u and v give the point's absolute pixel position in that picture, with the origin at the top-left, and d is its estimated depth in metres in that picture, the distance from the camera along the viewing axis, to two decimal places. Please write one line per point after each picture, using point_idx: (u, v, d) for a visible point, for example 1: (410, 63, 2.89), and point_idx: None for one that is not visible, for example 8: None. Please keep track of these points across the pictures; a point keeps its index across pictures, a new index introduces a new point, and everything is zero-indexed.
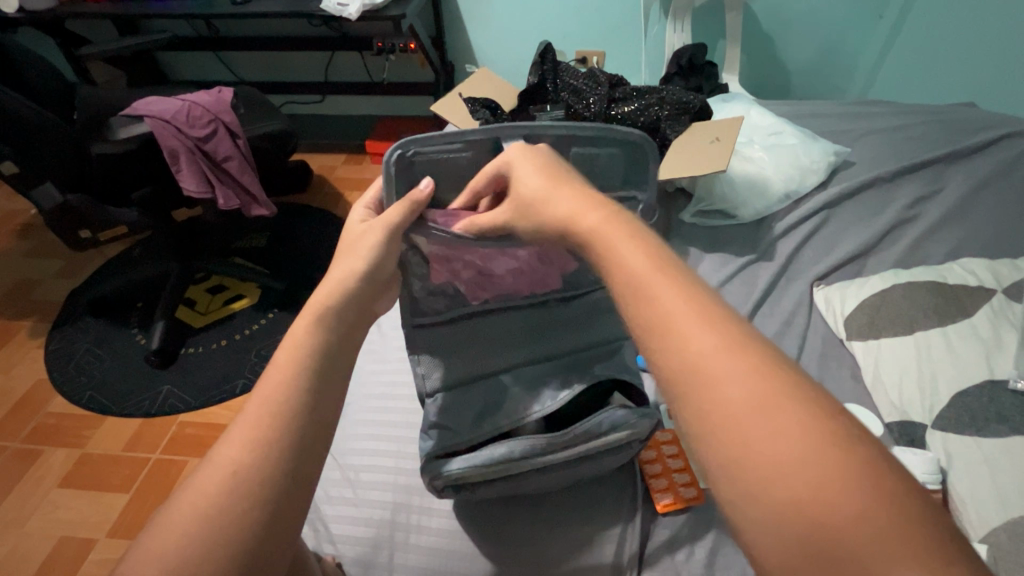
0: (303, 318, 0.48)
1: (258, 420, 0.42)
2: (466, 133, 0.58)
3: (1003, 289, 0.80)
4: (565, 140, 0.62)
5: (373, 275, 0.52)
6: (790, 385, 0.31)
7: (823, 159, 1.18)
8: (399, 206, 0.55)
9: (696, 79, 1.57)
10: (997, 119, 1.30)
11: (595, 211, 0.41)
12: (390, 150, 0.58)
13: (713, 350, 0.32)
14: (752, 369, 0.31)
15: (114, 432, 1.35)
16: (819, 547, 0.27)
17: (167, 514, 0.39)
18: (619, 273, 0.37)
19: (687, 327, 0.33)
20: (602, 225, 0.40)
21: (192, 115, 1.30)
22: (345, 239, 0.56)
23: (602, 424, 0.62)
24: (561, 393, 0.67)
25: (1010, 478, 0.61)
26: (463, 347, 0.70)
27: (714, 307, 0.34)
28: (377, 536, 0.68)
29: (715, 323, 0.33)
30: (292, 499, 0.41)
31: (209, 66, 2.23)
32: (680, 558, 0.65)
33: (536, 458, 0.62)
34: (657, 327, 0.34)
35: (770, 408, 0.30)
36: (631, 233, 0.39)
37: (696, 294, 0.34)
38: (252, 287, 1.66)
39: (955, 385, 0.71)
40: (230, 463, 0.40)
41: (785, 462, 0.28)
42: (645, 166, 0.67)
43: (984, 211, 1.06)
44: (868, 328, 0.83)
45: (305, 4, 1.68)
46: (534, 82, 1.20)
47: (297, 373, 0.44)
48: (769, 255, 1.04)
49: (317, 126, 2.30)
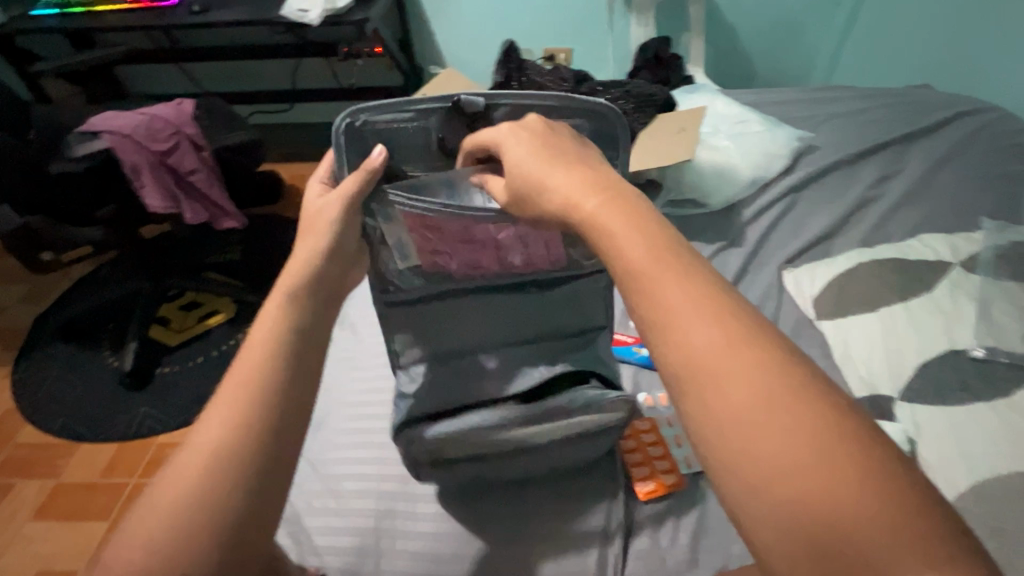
0: (275, 297, 0.47)
1: (237, 401, 0.42)
2: (418, 103, 0.62)
3: (961, 262, 0.83)
4: (520, 108, 0.62)
5: (337, 251, 0.52)
6: (793, 376, 0.31)
7: (788, 144, 1.21)
8: (354, 175, 0.57)
9: (662, 72, 1.60)
10: (948, 99, 1.36)
11: (593, 199, 0.40)
12: (341, 117, 0.61)
13: (713, 343, 0.32)
14: (753, 360, 0.31)
15: (89, 459, 1.31)
16: (820, 544, 0.27)
17: (149, 502, 0.39)
18: (620, 263, 0.36)
19: (688, 320, 0.33)
20: (600, 215, 0.39)
21: (153, 129, 1.27)
22: (305, 218, 0.55)
23: (573, 403, 0.65)
24: (533, 376, 0.68)
25: (975, 443, 0.62)
26: (442, 327, 0.70)
27: (719, 298, 0.34)
28: (361, 544, 0.67)
29: (718, 315, 0.33)
30: (275, 472, 0.41)
31: (172, 77, 2.19)
32: (664, 543, 0.66)
33: (508, 433, 0.64)
34: (657, 319, 0.34)
35: (773, 402, 0.30)
36: (633, 223, 0.37)
37: (699, 285, 0.34)
38: (226, 302, 1.63)
39: (919, 356, 0.73)
40: (210, 444, 0.40)
41: (783, 454, 0.28)
42: (611, 138, 0.66)
43: (942, 187, 1.11)
44: (834, 308, 0.85)
45: (265, 12, 1.66)
46: (500, 79, 1.19)
47: (273, 353, 0.44)
48: (739, 241, 1.05)
49: (286, 135, 2.27)
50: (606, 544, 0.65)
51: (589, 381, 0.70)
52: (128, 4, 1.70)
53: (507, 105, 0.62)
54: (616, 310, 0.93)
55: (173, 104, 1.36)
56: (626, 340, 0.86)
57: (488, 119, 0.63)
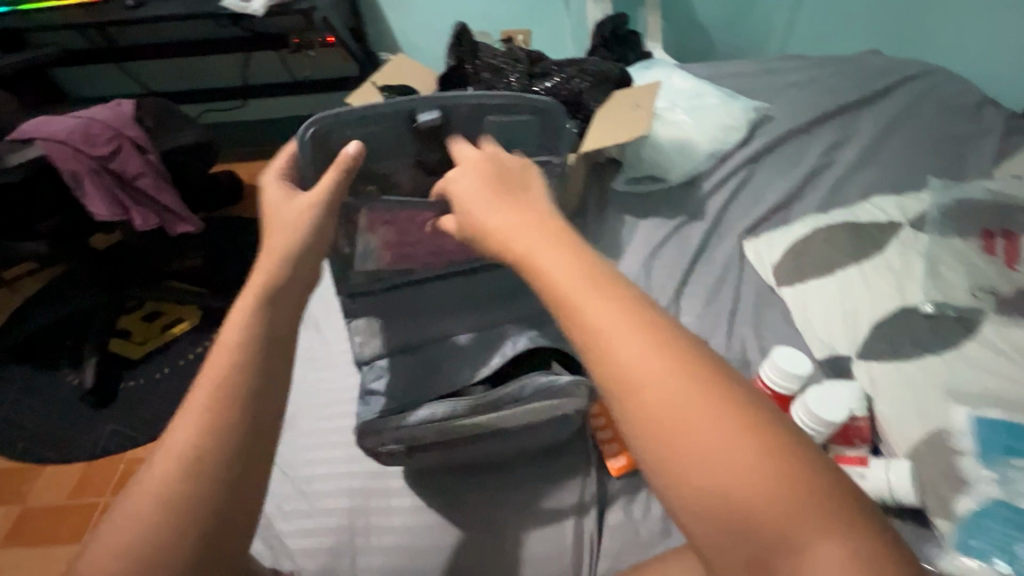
0: (244, 300, 0.46)
1: (210, 401, 0.41)
2: (371, 104, 0.59)
3: (909, 221, 0.85)
4: (479, 109, 0.62)
5: (311, 248, 0.51)
6: (711, 378, 0.34)
7: (744, 115, 1.22)
8: (333, 167, 0.55)
9: (620, 50, 1.59)
10: (895, 62, 1.39)
11: (527, 235, 0.42)
12: (302, 126, 0.58)
13: (641, 357, 0.34)
14: (674, 369, 0.33)
15: (56, 481, 1.27)
16: (744, 528, 0.30)
17: (129, 501, 0.39)
18: (550, 287, 0.38)
19: (614, 333, 0.35)
20: (535, 249, 0.41)
21: (90, 133, 1.20)
22: (266, 218, 0.54)
23: (524, 389, 0.63)
24: (493, 360, 0.68)
25: (920, 393, 0.66)
26: (404, 318, 0.73)
27: (639, 310, 0.36)
28: (336, 543, 0.66)
29: (640, 327, 0.35)
30: (252, 473, 0.41)
31: (114, 78, 2.09)
32: (637, 515, 0.67)
33: (465, 420, 0.62)
34: (587, 337, 0.36)
35: (694, 401, 0.32)
36: (560, 251, 0.40)
37: (626, 306, 0.36)
38: (191, 309, 1.58)
39: (873, 316, 0.75)
40: (184, 448, 0.40)
41: (709, 457, 0.31)
42: (557, 130, 0.70)
43: (892, 150, 1.14)
44: (794, 273, 0.85)
45: (206, 4, 1.60)
46: (452, 63, 1.17)
47: (242, 356, 0.43)
48: (700, 214, 1.05)
49: (240, 133, 2.19)
50: (581, 518, 0.66)
51: (550, 365, 0.70)
52: (57, 2, 1.61)
53: (466, 104, 0.61)
54: None
55: (111, 105, 1.29)
56: None
57: (455, 121, 0.62)
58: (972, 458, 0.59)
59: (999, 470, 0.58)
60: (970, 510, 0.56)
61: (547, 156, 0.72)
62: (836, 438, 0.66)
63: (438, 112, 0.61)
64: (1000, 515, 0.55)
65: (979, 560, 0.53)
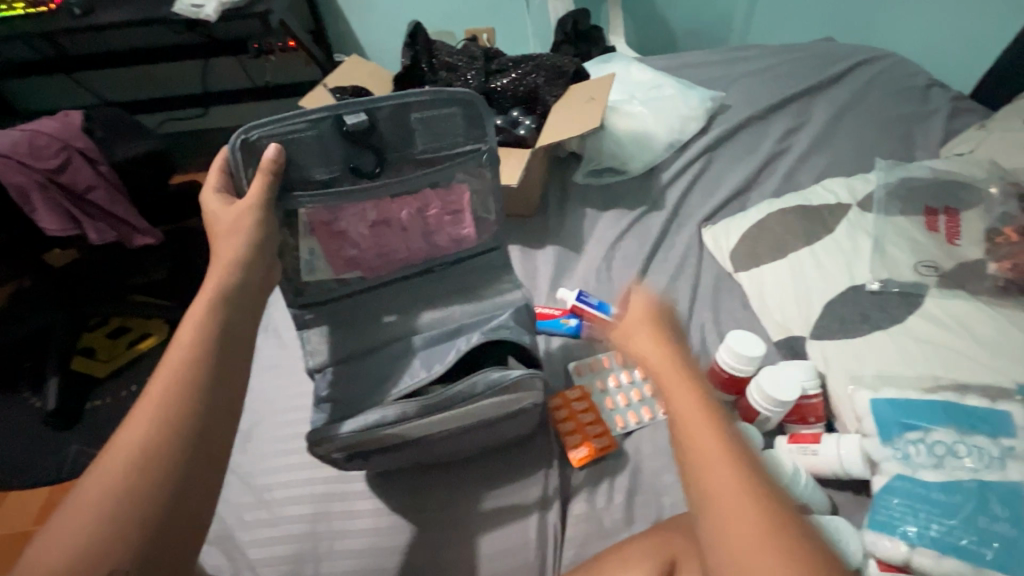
0: (201, 303, 0.48)
1: (163, 396, 0.43)
2: (307, 112, 0.60)
3: (858, 202, 0.87)
4: (402, 108, 0.64)
5: (258, 256, 0.54)
6: (795, 529, 0.37)
7: (701, 105, 1.24)
8: (259, 175, 0.58)
9: (582, 45, 1.60)
10: (847, 48, 1.42)
11: (668, 364, 0.50)
12: (233, 136, 0.59)
13: (731, 490, 0.39)
14: (761, 510, 0.38)
15: (20, 506, 1.23)
16: None
17: (74, 499, 0.39)
18: (675, 415, 0.45)
19: (716, 466, 0.41)
20: (669, 380, 0.48)
21: (36, 145, 1.15)
22: (214, 236, 0.55)
23: (476, 385, 0.62)
24: (448, 356, 0.68)
25: (868, 365, 0.67)
26: (356, 323, 0.73)
27: (750, 457, 0.42)
28: (299, 551, 0.65)
29: (741, 464, 0.41)
30: (203, 466, 0.42)
31: (66, 89, 2.02)
32: (600, 505, 0.67)
33: (411, 423, 0.61)
34: (693, 462, 0.42)
35: (771, 543, 0.37)
36: (690, 386, 0.47)
37: (735, 446, 0.42)
38: (157, 323, 1.54)
39: (825, 295, 0.77)
40: (136, 442, 0.41)
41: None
42: (482, 122, 0.67)
43: (845, 134, 1.17)
44: (750, 257, 0.86)
45: (157, 9, 1.56)
46: (407, 62, 1.16)
47: (198, 353, 0.45)
48: (660, 204, 1.06)
49: (201, 141, 2.14)
50: (545, 512, 0.66)
51: (507, 360, 0.70)
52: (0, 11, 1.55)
53: (389, 106, 0.63)
54: (543, 282, 0.92)
55: (57, 117, 1.24)
56: (552, 312, 0.84)
57: (379, 120, 0.64)
58: (873, 439, 0.60)
59: (899, 446, 0.58)
60: (881, 488, 0.57)
61: (475, 146, 0.69)
62: (791, 417, 0.68)
63: (362, 115, 0.62)
64: (905, 491, 0.55)
65: (898, 540, 0.53)
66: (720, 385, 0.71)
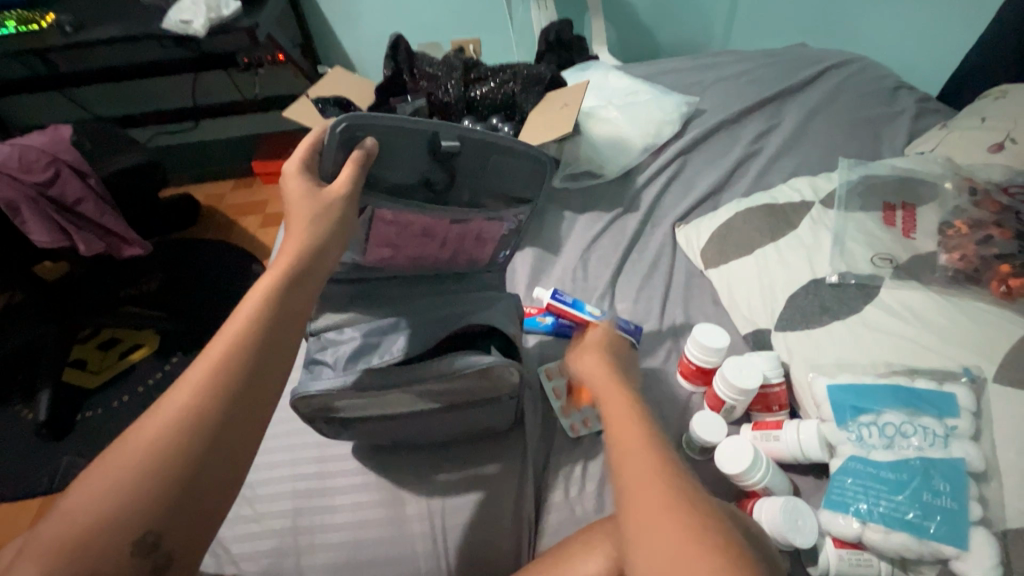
0: (267, 277, 0.49)
1: (216, 364, 0.43)
2: (426, 122, 0.63)
3: (821, 200, 0.90)
4: (488, 145, 0.68)
5: (329, 243, 0.53)
6: (697, 499, 0.43)
7: (676, 109, 1.27)
8: (349, 166, 0.57)
9: (564, 54, 1.64)
10: (818, 53, 1.47)
11: (604, 379, 0.59)
12: (335, 119, 0.57)
13: (644, 467, 0.45)
14: (668, 481, 0.44)
15: (12, 518, 1.25)
16: None
17: (119, 446, 0.40)
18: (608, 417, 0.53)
19: (634, 451, 0.47)
20: (605, 390, 0.57)
21: (26, 160, 1.17)
22: (289, 211, 0.54)
23: (453, 362, 0.64)
24: (437, 333, 0.69)
25: (829, 354, 0.70)
26: (377, 301, 0.75)
27: (664, 443, 0.48)
28: (281, 545, 0.67)
29: (654, 449, 0.47)
30: (239, 439, 0.42)
31: (57, 104, 2.05)
32: (573, 494, 0.69)
33: (396, 390, 0.64)
34: (618, 449, 0.48)
35: (676, 508, 0.42)
36: (622, 394, 0.55)
37: (654, 435, 0.49)
38: (148, 334, 1.56)
39: (788, 290, 0.79)
40: (184, 403, 0.41)
41: (672, 552, 0.39)
42: (542, 178, 0.75)
43: (813, 136, 1.21)
44: (718, 255, 0.89)
45: (145, 25, 1.59)
46: (389, 73, 1.20)
47: (255, 328, 0.45)
48: (636, 205, 1.09)
49: (192, 153, 2.17)
50: (522, 498, 0.69)
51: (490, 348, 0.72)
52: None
53: (487, 144, 0.68)
54: (522, 283, 0.95)
55: (47, 131, 1.27)
56: (532, 311, 0.87)
57: (464, 150, 0.67)
58: (830, 423, 0.62)
59: (853, 429, 0.61)
60: (838, 469, 0.59)
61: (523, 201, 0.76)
62: (757, 406, 0.71)
63: (456, 141, 0.65)
64: (861, 472, 0.58)
65: (851, 517, 0.56)
66: (689, 375, 0.74)
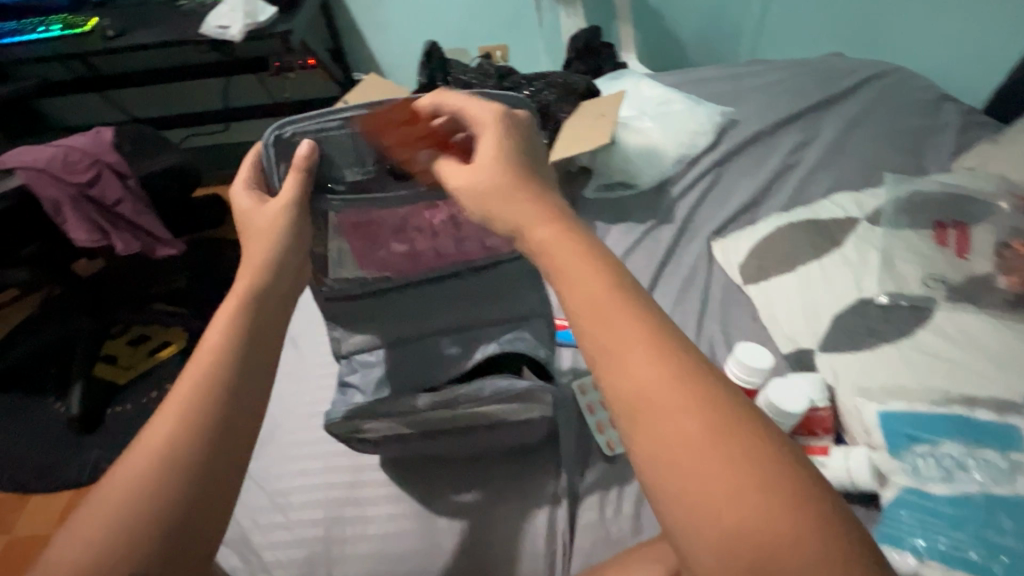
0: (230, 304, 0.49)
1: (188, 397, 0.43)
2: (344, 109, 0.60)
3: (866, 216, 0.88)
4: None
5: (286, 259, 0.54)
6: (724, 407, 0.34)
7: (710, 120, 1.25)
8: (293, 173, 0.58)
9: (594, 61, 1.62)
10: (857, 63, 1.44)
11: (544, 226, 0.45)
12: (268, 131, 0.60)
13: (650, 375, 0.35)
14: (685, 389, 0.35)
15: (43, 509, 1.28)
16: (750, 553, 0.30)
17: (97, 494, 0.39)
18: (574, 297, 0.40)
19: (632, 353, 0.36)
20: (553, 243, 0.44)
21: (70, 160, 1.21)
22: (246, 232, 0.55)
23: (483, 389, 0.64)
24: (475, 356, 0.71)
25: (878, 377, 0.68)
26: (397, 314, 0.74)
27: (663, 331, 0.38)
28: (311, 554, 0.66)
29: (656, 347, 0.37)
30: (221, 468, 0.42)
31: (97, 106, 2.11)
32: (608, 514, 0.68)
33: (430, 412, 0.64)
34: (606, 349, 0.37)
35: (701, 428, 0.33)
36: (583, 256, 0.42)
37: (648, 321, 0.38)
38: (177, 332, 1.59)
39: (833, 310, 0.77)
40: (159, 442, 0.41)
41: (699, 470, 0.32)
42: None
43: (853, 149, 1.17)
44: (758, 271, 0.87)
45: (184, 30, 1.63)
46: (423, 80, 1.20)
47: (223, 356, 0.45)
48: (669, 217, 1.07)
49: (222, 155, 2.21)
50: (555, 513, 0.68)
51: (523, 370, 0.71)
52: (39, 34, 1.64)
53: None
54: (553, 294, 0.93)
55: (90, 133, 1.30)
56: (565, 325, 0.87)
57: None
58: (882, 452, 0.60)
59: (907, 459, 0.59)
60: (891, 501, 0.57)
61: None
62: (801, 429, 0.67)
63: None
64: (914, 504, 0.55)
65: (907, 553, 0.52)
66: None
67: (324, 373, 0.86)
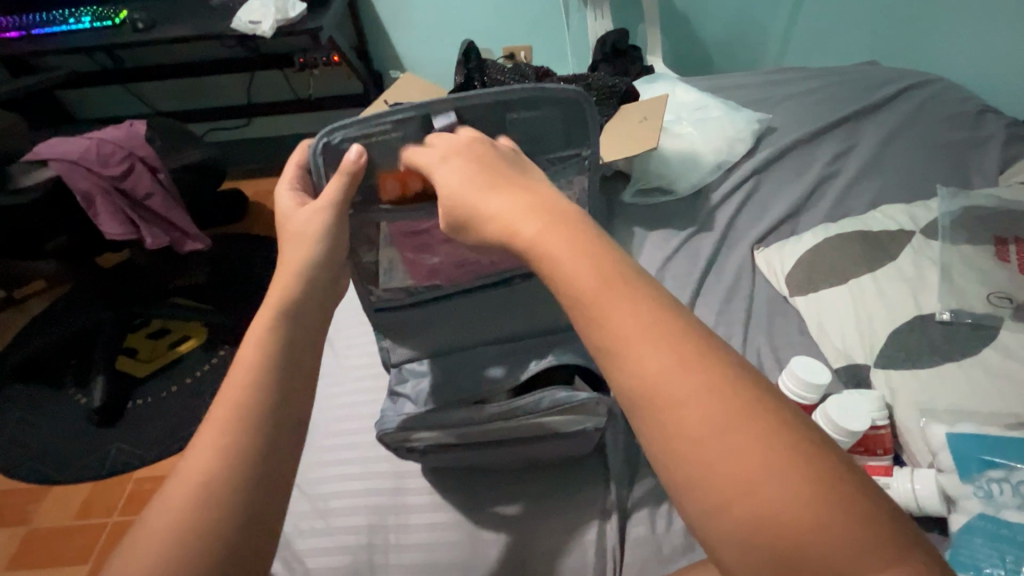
0: (265, 314, 0.44)
1: (227, 421, 0.39)
2: (391, 113, 0.56)
3: (920, 228, 0.86)
4: (502, 106, 0.61)
5: (323, 260, 0.49)
6: (746, 399, 0.30)
7: (748, 127, 1.23)
8: (337, 178, 0.53)
9: (622, 64, 1.61)
10: (894, 72, 1.41)
11: (534, 220, 0.39)
12: (316, 137, 0.57)
13: (665, 371, 0.31)
14: (704, 382, 0.31)
15: (63, 501, 1.27)
16: (785, 554, 0.26)
17: (139, 532, 0.36)
18: (571, 289, 0.35)
19: (639, 347, 0.32)
20: (543, 236, 0.37)
21: (103, 153, 1.21)
22: (283, 233, 0.52)
23: (541, 402, 0.62)
24: (528, 367, 0.68)
25: (943, 397, 0.66)
26: (443, 323, 0.72)
27: (672, 320, 0.33)
28: (355, 561, 0.65)
29: (667, 340, 0.32)
30: (268, 496, 0.38)
31: (121, 99, 2.12)
32: (659, 529, 0.66)
33: (483, 425, 0.63)
34: (611, 347, 0.33)
35: (724, 423, 0.29)
36: (577, 243, 0.36)
37: (653, 310, 0.33)
38: (197, 326, 1.58)
39: (888, 324, 0.75)
40: (199, 472, 0.37)
41: (723, 467, 0.29)
42: (584, 124, 0.66)
43: (895, 159, 1.15)
44: (807, 282, 0.85)
45: (213, 24, 1.63)
46: (460, 80, 1.19)
47: (262, 374, 0.41)
48: (709, 224, 1.05)
49: (244, 150, 2.21)
50: (604, 527, 0.66)
51: (574, 379, 0.69)
52: (69, 26, 1.65)
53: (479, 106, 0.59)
54: None
55: (123, 126, 1.31)
56: None
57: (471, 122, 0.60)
58: (950, 475, 0.58)
59: (980, 483, 0.57)
60: (960, 528, 0.56)
61: (577, 151, 0.69)
62: (857, 447, 0.65)
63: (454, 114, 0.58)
64: (984, 531, 0.54)
65: None
66: None
67: (361, 376, 0.85)
